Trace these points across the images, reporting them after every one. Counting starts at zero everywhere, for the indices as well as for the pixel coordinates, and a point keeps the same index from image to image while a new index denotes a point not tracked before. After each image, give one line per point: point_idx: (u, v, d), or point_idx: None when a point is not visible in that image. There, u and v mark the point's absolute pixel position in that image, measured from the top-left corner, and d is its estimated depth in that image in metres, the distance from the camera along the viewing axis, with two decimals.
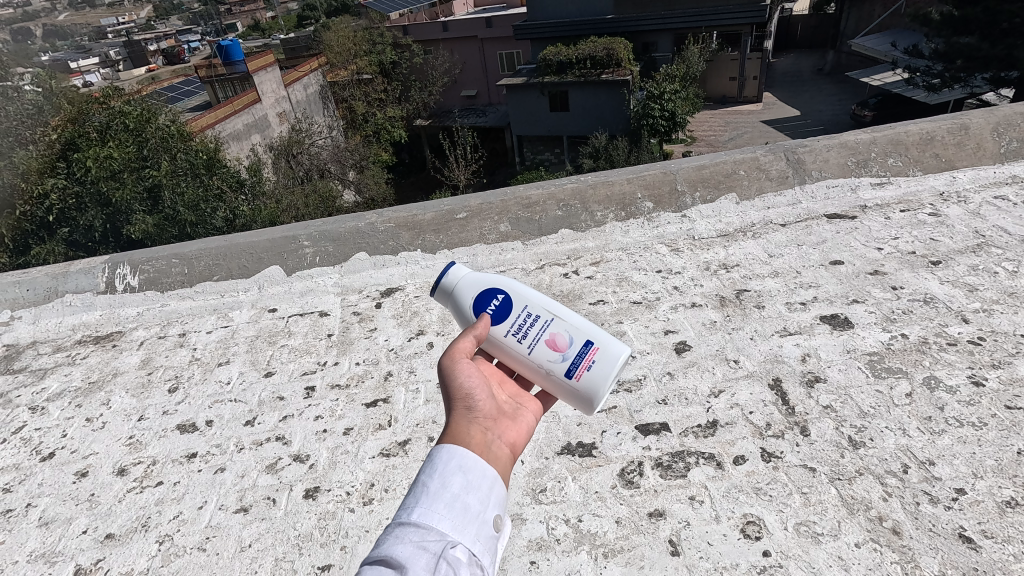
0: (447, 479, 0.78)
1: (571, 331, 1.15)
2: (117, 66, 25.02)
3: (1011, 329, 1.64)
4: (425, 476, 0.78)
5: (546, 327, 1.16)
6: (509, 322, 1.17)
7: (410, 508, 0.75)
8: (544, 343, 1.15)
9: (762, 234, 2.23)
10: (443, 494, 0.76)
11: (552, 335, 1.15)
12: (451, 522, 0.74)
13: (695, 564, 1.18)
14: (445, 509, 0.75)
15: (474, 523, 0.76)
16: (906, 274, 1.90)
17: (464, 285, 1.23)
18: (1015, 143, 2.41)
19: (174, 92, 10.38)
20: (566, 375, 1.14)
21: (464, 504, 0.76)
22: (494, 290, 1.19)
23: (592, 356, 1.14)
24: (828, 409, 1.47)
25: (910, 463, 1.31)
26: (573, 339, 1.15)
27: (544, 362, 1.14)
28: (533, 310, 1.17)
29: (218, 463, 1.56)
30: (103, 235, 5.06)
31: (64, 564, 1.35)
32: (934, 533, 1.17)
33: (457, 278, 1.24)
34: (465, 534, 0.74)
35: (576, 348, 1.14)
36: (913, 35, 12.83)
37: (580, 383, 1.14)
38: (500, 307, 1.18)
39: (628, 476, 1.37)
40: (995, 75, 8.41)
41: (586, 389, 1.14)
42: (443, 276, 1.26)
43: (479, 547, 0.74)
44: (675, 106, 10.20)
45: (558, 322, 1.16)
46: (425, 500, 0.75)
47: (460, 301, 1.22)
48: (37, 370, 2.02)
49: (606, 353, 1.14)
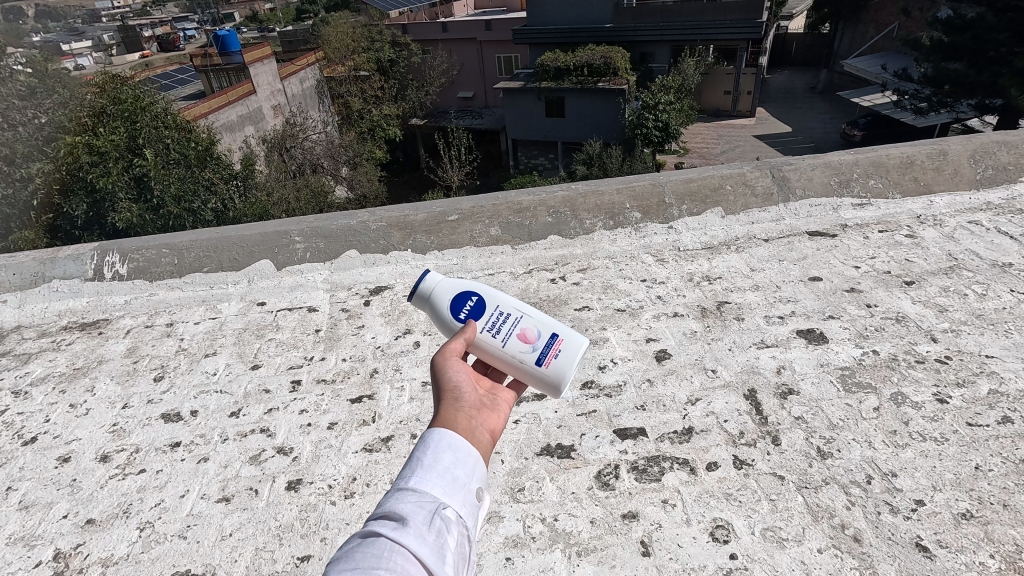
0: (439, 455, 0.82)
1: (539, 325, 1.20)
2: (109, 46, 24.62)
3: (977, 349, 1.70)
4: (419, 451, 0.82)
5: (516, 323, 1.20)
6: (484, 321, 1.20)
7: (407, 475, 0.78)
8: (515, 337, 1.19)
9: (746, 248, 2.29)
10: (436, 466, 0.80)
11: (523, 329, 1.19)
12: (444, 488, 0.78)
13: (665, 565, 1.22)
14: (439, 478, 0.79)
15: (462, 492, 0.79)
16: (881, 292, 1.97)
17: (441, 289, 1.26)
18: (991, 170, 2.50)
19: (168, 79, 10.29)
20: (535, 364, 1.18)
21: (453, 476, 0.80)
22: (468, 292, 1.23)
23: (558, 346, 1.20)
24: (799, 419, 1.53)
25: (874, 474, 1.37)
26: (541, 332, 1.20)
27: (515, 354, 1.18)
28: (504, 309, 1.21)
29: (202, 453, 1.58)
30: (86, 222, 5.14)
31: (44, 548, 1.36)
32: (893, 542, 1.22)
33: (433, 283, 1.27)
34: (454, 498, 0.78)
35: (543, 340, 1.19)
36: (904, 59, 13.13)
37: (548, 370, 1.19)
38: (475, 308, 1.22)
39: (604, 479, 1.42)
40: (981, 102, 8.62)
41: (555, 376, 1.19)
42: (420, 280, 1.28)
43: (467, 512, 0.78)
44: (668, 117, 10.37)
45: (527, 317, 1.20)
46: (421, 470, 0.79)
47: (437, 305, 1.25)
48: (21, 355, 2.02)
49: (570, 342, 1.20)
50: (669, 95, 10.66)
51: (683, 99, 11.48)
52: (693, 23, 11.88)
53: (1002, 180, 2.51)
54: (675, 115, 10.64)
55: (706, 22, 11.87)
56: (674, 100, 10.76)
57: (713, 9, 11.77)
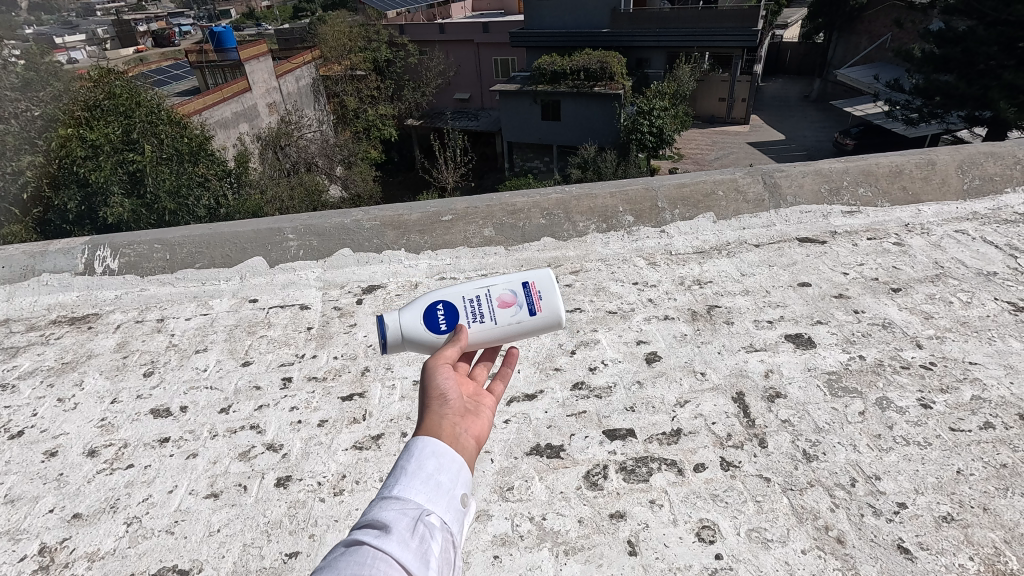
0: (422, 462, 0.82)
1: (507, 286, 1.28)
2: (102, 39, 24.32)
3: (961, 356, 1.73)
4: (403, 460, 0.83)
5: (490, 298, 1.26)
6: (465, 315, 1.25)
7: (391, 484, 0.79)
8: (498, 307, 1.25)
9: (737, 253, 2.31)
10: (420, 473, 0.81)
11: (499, 297, 1.26)
12: (427, 494, 0.79)
13: (650, 564, 1.23)
14: (421, 485, 0.80)
15: (446, 497, 0.80)
16: (868, 299, 1.99)
17: (407, 321, 1.23)
18: (978, 180, 2.54)
19: (162, 75, 10.20)
20: (530, 315, 1.27)
21: (436, 483, 0.81)
22: (432, 305, 1.25)
23: (535, 289, 1.29)
24: (786, 423, 1.54)
25: (857, 477, 1.39)
26: (513, 290, 1.28)
27: (510, 320, 1.25)
28: (471, 295, 1.27)
29: (191, 448, 1.58)
30: (78, 217, 5.08)
31: (28, 542, 1.35)
32: (875, 544, 1.24)
33: (395, 321, 1.24)
34: (438, 504, 0.78)
35: (520, 293, 1.28)
36: (896, 71, 13.30)
37: (543, 313, 1.28)
38: (448, 313, 1.24)
39: (593, 479, 1.43)
40: (971, 113, 8.72)
41: (550, 313, 1.29)
42: (380, 331, 1.24)
43: (451, 517, 0.79)
44: (663, 123, 10.44)
45: (493, 288, 1.27)
46: (404, 478, 0.80)
47: (416, 336, 1.23)
48: (9, 348, 2.01)
49: (540, 279, 1.30)
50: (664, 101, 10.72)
51: (678, 105, 11.55)
52: (689, 30, 11.95)
53: (988, 190, 2.55)
54: (670, 121, 10.71)
55: (702, 29, 11.92)
56: (669, 106, 10.83)
57: (709, 16, 11.80)
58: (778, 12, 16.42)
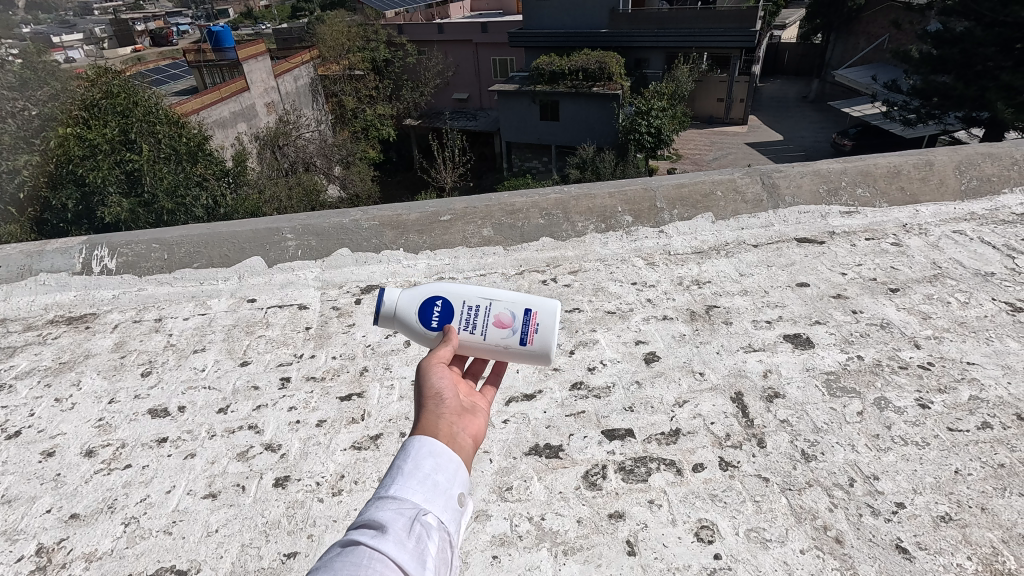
0: (420, 461, 0.82)
1: (510, 306, 1.23)
2: (101, 38, 24.29)
3: (959, 356, 1.73)
4: (399, 459, 0.82)
5: (488, 313, 1.22)
6: (458, 320, 1.22)
7: (388, 483, 0.79)
8: (492, 325, 1.22)
9: (735, 253, 2.32)
10: (416, 473, 0.81)
11: (497, 316, 1.22)
12: (424, 494, 0.79)
13: (649, 564, 1.23)
14: (418, 484, 0.79)
15: (443, 497, 0.80)
16: (866, 299, 2.00)
17: (403, 302, 1.24)
18: (976, 181, 2.55)
19: (160, 75, 10.19)
20: (520, 344, 1.23)
21: (433, 482, 0.81)
22: (432, 298, 1.23)
23: (535, 320, 1.23)
24: (784, 423, 1.54)
25: (856, 477, 1.39)
26: (514, 312, 1.22)
27: (498, 342, 1.21)
28: (472, 302, 1.23)
29: (189, 448, 1.57)
30: (76, 216, 5.06)
31: (25, 543, 1.35)
32: (873, 543, 1.24)
33: (394, 299, 1.25)
34: (435, 504, 0.78)
35: (519, 318, 1.22)
36: (894, 72, 13.32)
37: (534, 345, 1.23)
38: (444, 312, 1.23)
39: (592, 479, 1.43)
40: (968, 114, 8.74)
41: (541, 348, 1.24)
42: (377, 302, 1.25)
43: (448, 517, 0.79)
44: (661, 123, 10.44)
45: (497, 302, 1.22)
46: (401, 477, 0.79)
47: (407, 321, 1.24)
48: (6, 348, 2.00)
49: (545, 310, 1.24)
50: (662, 101, 10.72)
51: (676, 105, 11.57)
52: (688, 31, 11.97)
53: (986, 191, 2.55)
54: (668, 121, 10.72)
55: (700, 30, 11.93)
56: (668, 106, 10.84)
57: (708, 17, 11.82)
58: (776, 12, 16.46)
